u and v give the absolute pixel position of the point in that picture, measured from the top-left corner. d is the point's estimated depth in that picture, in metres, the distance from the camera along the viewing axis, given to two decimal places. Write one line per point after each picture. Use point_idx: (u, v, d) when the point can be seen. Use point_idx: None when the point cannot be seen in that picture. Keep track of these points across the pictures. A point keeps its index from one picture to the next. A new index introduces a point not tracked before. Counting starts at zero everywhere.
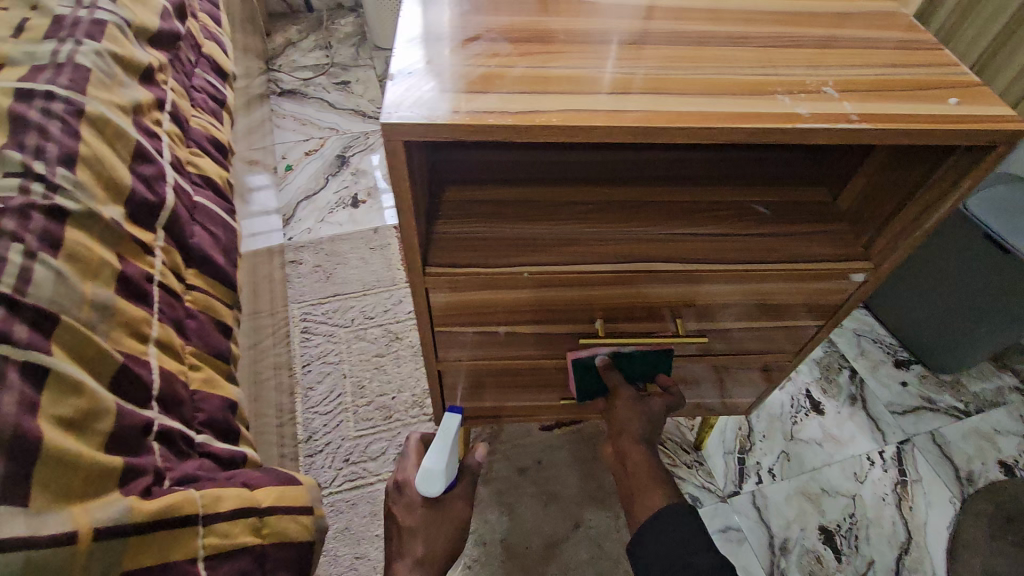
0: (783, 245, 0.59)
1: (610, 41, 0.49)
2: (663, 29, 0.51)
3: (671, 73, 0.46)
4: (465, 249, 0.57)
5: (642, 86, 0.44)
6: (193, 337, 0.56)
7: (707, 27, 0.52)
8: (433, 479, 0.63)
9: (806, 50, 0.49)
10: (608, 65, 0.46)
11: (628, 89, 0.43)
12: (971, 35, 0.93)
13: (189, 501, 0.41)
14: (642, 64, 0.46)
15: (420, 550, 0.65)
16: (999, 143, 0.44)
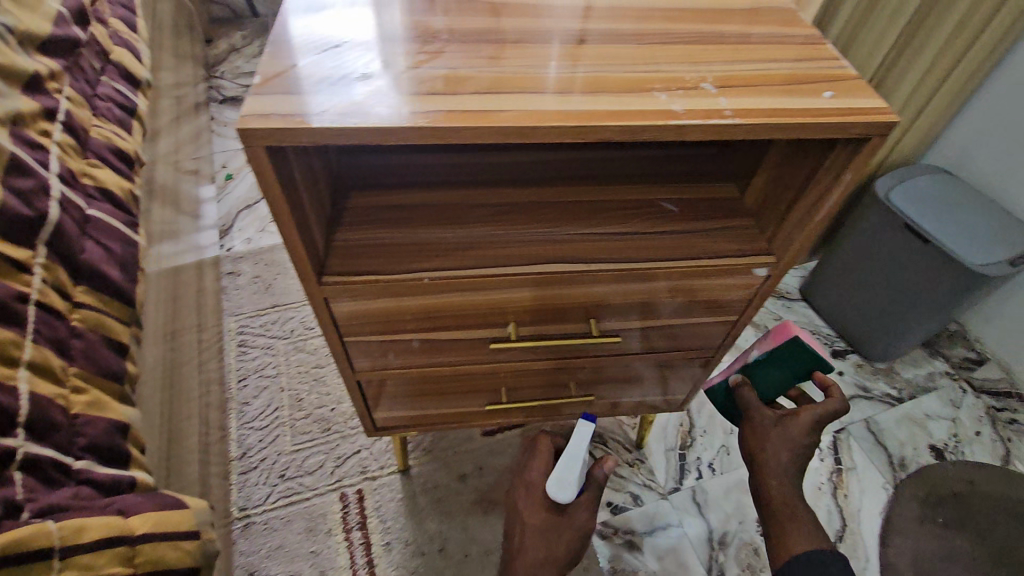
0: (685, 243, 0.60)
1: (550, 42, 0.49)
2: (599, 30, 0.52)
3: (611, 72, 0.46)
4: (366, 257, 0.56)
5: (548, 85, 0.44)
6: (79, 357, 0.53)
7: (619, 25, 0.53)
8: (564, 485, 0.67)
9: (691, 49, 0.50)
10: (549, 65, 0.47)
11: (498, 90, 0.44)
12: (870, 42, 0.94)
13: (44, 532, 0.39)
14: (582, 63, 0.47)
15: (546, 550, 0.72)
16: (874, 137, 0.45)
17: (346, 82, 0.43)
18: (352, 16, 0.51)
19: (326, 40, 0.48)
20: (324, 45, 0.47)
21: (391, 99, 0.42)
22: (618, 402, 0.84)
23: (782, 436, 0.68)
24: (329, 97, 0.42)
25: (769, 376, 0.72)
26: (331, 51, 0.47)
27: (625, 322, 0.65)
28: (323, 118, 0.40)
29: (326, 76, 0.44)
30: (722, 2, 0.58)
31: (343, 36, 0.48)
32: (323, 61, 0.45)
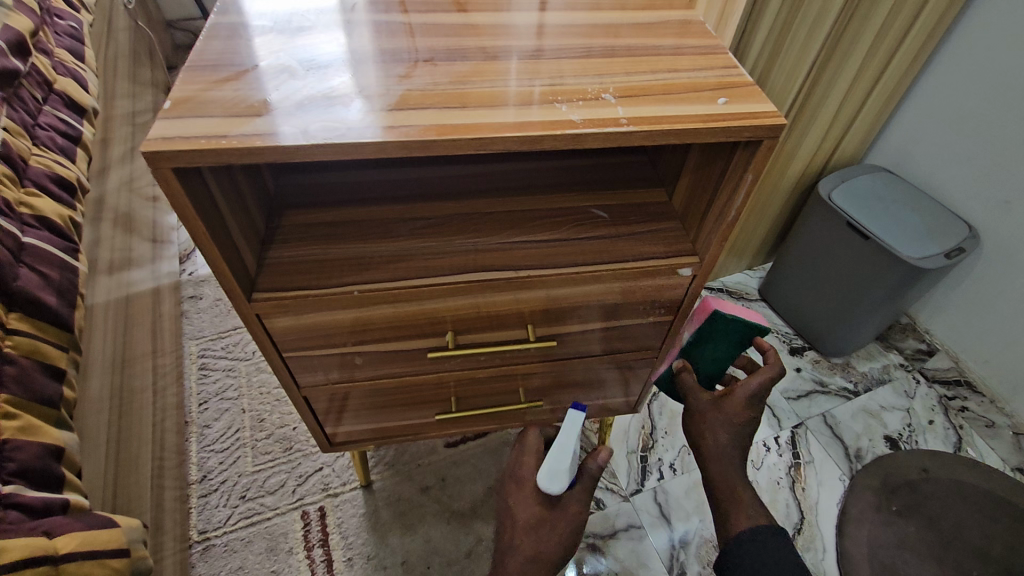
0: (611, 247, 0.62)
1: (511, 58, 0.52)
2: (559, 47, 0.55)
3: (471, 88, 0.48)
4: (298, 272, 0.57)
5: (429, 100, 0.47)
6: (11, 384, 0.53)
7: (541, 41, 0.55)
8: (556, 477, 0.68)
9: (598, 62, 0.53)
10: (510, 78, 0.50)
11: (409, 106, 0.46)
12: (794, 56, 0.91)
13: None
14: (540, 77, 0.50)
15: (533, 547, 0.69)
16: (766, 139, 0.47)
17: (320, 99, 0.46)
18: (324, 37, 0.53)
19: (296, 61, 0.50)
20: (291, 65, 0.50)
21: (302, 117, 0.44)
22: (573, 407, 0.86)
23: (719, 420, 0.67)
24: (301, 114, 0.44)
25: (707, 356, 0.75)
26: (298, 71, 0.49)
27: (562, 326, 0.67)
28: (285, 134, 0.42)
29: (302, 94, 0.46)
30: (644, 16, 0.61)
31: (314, 57, 0.51)
32: (293, 81, 0.48)
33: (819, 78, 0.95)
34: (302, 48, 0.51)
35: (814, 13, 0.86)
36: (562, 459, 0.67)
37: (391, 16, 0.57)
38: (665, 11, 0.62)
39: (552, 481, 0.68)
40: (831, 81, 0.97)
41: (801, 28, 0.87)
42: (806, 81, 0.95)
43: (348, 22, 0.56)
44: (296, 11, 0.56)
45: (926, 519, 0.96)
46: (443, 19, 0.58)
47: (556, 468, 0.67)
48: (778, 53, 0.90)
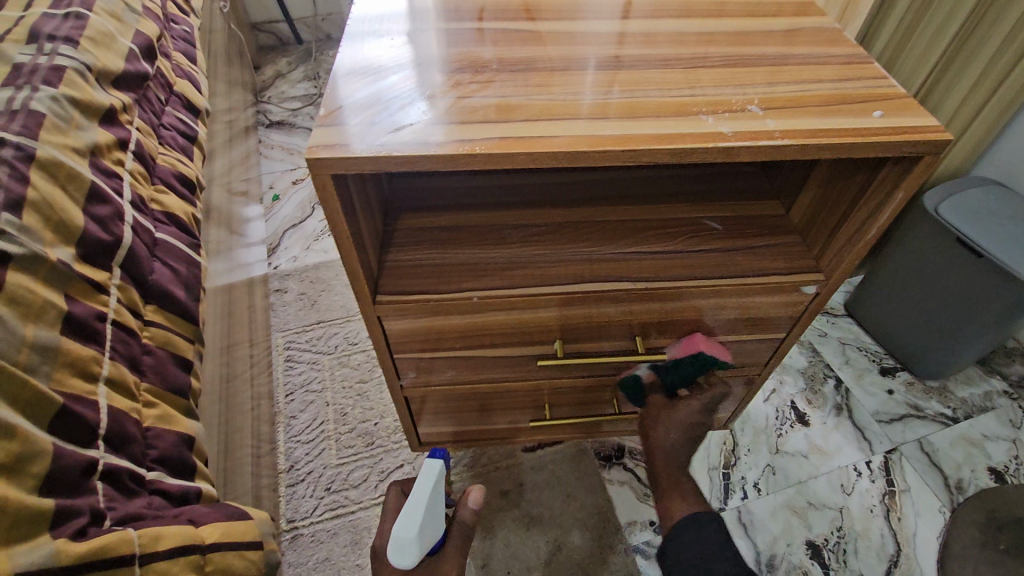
0: (732, 261, 0.60)
1: (588, 69, 0.52)
2: (633, 55, 0.55)
3: (597, 98, 0.48)
4: (419, 276, 0.58)
5: (620, 110, 0.47)
6: (149, 373, 0.57)
7: (635, 49, 0.56)
8: (405, 547, 0.63)
9: (763, 71, 0.53)
10: (587, 91, 0.49)
11: (607, 115, 0.46)
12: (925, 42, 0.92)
13: (127, 540, 0.40)
14: (617, 88, 0.50)
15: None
16: (928, 154, 0.45)
17: (383, 96, 0.48)
18: (381, 41, 0.55)
19: (338, 69, 0.52)
20: (340, 72, 0.51)
21: (444, 127, 0.45)
22: (667, 420, 0.84)
23: (671, 419, 0.67)
24: (363, 112, 0.46)
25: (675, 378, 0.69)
26: (348, 77, 0.51)
27: (669, 339, 0.66)
28: (361, 144, 0.43)
29: (357, 96, 0.48)
30: (748, 23, 0.61)
31: (359, 64, 0.52)
32: (346, 86, 0.50)
33: (940, 80, 0.95)
34: (352, 57, 0.53)
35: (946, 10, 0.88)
36: (415, 521, 0.64)
37: (516, 23, 0.59)
38: (770, 18, 0.62)
39: (404, 551, 0.63)
40: (955, 78, 0.94)
41: (932, 15, 0.90)
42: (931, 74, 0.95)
43: (469, 31, 0.57)
44: (364, 19, 0.59)
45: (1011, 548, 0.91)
46: (552, 26, 0.59)
47: (408, 534, 0.63)
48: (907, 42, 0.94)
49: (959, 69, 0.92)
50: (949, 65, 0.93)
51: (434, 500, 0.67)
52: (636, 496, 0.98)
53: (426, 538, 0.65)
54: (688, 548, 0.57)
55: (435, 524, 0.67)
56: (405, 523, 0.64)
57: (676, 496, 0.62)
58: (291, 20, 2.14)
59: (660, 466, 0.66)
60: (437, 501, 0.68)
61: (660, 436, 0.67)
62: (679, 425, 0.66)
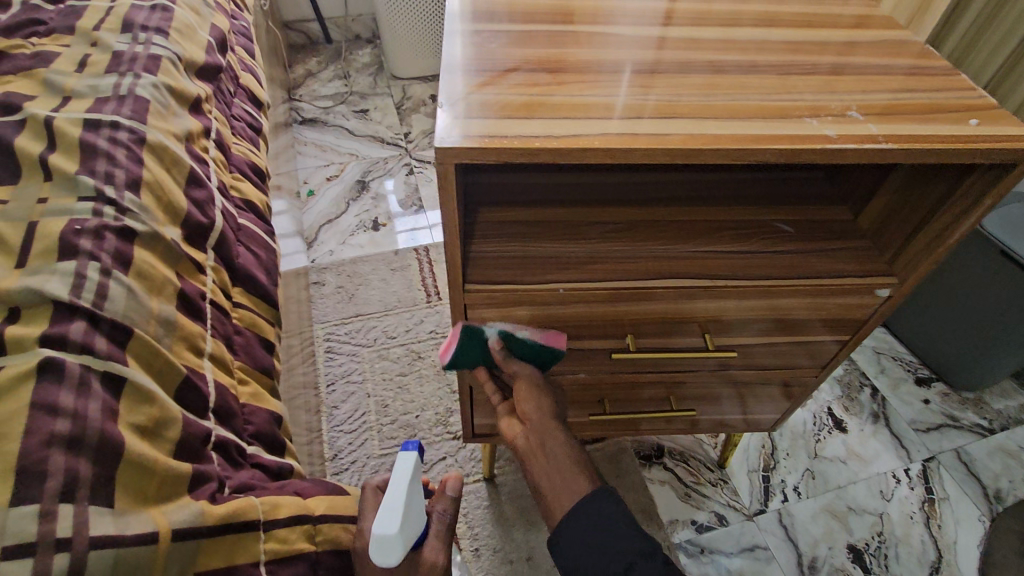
0: (805, 262, 0.61)
1: (622, 71, 0.54)
2: (712, 60, 0.57)
3: (682, 99, 0.50)
4: (503, 268, 0.60)
5: (665, 110, 0.49)
6: (241, 353, 0.59)
7: (719, 54, 0.58)
8: (388, 548, 0.46)
9: (822, 77, 0.54)
10: (615, 93, 0.51)
11: (639, 114, 0.48)
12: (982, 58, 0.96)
13: (251, 507, 0.42)
14: (649, 91, 0.51)
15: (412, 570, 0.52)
16: (1018, 163, 0.47)
17: (500, 94, 0.50)
18: None
19: (445, 66, 0.54)
20: (449, 69, 0.53)
21: (551, 121, 0.47)
22: (714, 420, 0.86)
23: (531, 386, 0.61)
24: (476, 106, 0.48)
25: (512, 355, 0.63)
26: None
27: (734, 338, 0.68)
28: (443, 138, 0.45)
29: (471, 92, 0.50)
30: (819, 33, 0.63)
31: (461, 61, 0.54)
32: (459, 82, 0.51)
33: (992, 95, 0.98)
34: (454, 55, 0.55)
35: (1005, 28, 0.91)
36: (395, 516, 0.48)
37: (599, 26, 0.61)
38: (844, 29, 0.64)
39: (384, 556, 0.46)
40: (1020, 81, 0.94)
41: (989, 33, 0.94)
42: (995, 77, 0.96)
43: (555, 32, 0.59)
44: (450, 17, 0.61)
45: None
46: (630, 30, 0.61)
47: (387, 531, 0.47)
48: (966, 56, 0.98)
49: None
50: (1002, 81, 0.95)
51: (413, 500, 0.52)
52: (676, 495, 0.99)
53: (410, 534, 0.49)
54: (582, 540, 0.51)
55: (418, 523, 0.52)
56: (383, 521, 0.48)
57: (571, 469, 0.55)
58: (322, 19, 2.17)
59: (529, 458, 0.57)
60: (417, 501, 0.53)
61: (531, 413, 0.59)
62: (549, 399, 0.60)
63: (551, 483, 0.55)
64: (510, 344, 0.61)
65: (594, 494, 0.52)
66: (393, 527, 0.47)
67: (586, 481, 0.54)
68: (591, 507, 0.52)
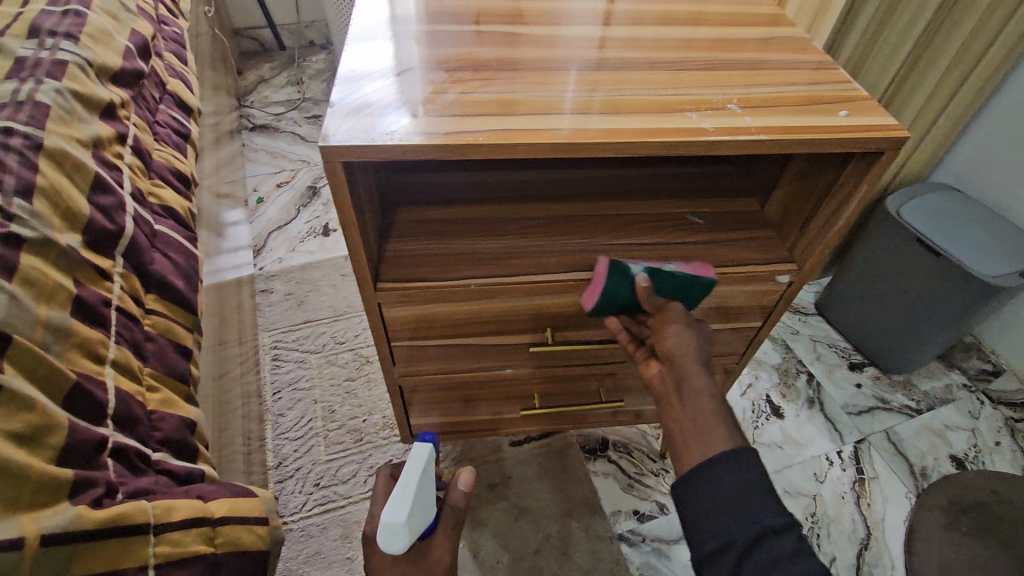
0: (712, 252, 0.64)
1: (535, 68, 0.56)
2: (617, 58, 0.59)
3: (626, 96, 0.52)
4: (417, 265, 0.60)
5: (606, 107, 0.51)
6: (151, 359, 0.58)
7: (624, 53, 0.60)
8: (395, 533, 0.59)
9: (741, 73, 0.57)
10: (535, 89, 0.53)
11: (590, 110, 0.50)
12: (880, 61, 0.98)
13: (140, 511, 0.42)
14: (603, 89, 0.53)
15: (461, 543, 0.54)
16: (887, 150, 0.50)
17: (394, 95, 0.51)
18: (375, 45, 0.58)
19: (356, 69, 0.55)
20: (346, 74, 0.54)
21: (445, 119, 0.48)
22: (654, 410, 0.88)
23: (675, 326, 0.57)
24: (399, 109, 0.50)
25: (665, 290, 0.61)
26: (362, 79, 0.53)
27: None
28: (341, 137, 0.46)
29: (364, 94, 0.51)
30: (721, 31, 0.66)
31: (359, 65, 0.55)
32: (350, 87, 0.52)
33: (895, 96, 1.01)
34: (382, 57, 0.56)
35: (902, 30, 0.94)
36: (405, 504, 0.60)
37: (509, 27, 0.63)
38: (749, 28, 0.67)
39: (393, 538, 0.58)
40: (915, 86, 1.00)
41: (887, 35, 0.95)
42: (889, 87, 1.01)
43: (466, 33, 0.61)
44: (382, 20, 0.62)
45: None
46: (547, 31, 0.63)
47: (397, 518, 0.59)
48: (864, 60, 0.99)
49: (919, 76, 0.98)
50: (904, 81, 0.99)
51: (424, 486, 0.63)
52: (620, 487, 1.00)
53: (417, 523, 0.61)
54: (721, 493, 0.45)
55: (424, 513, 0.63)
56: (394, 508, 0.60)
57: (709, 423, 0.50)
58: (274, 26, 2.15)
59: (671, 395, 0.54)
60: (425, 488, 0.64)
61: (669, 348, 0.56)
62: (697, 338, 0.56)
63: (684, 432, 0.50)
64: (658, 278, 0.60)
65: (739, 452, 0.46)
66: (402, 516, 0.58)
67: (728, 437, 0.48)
68: (737, 468, 0.46)
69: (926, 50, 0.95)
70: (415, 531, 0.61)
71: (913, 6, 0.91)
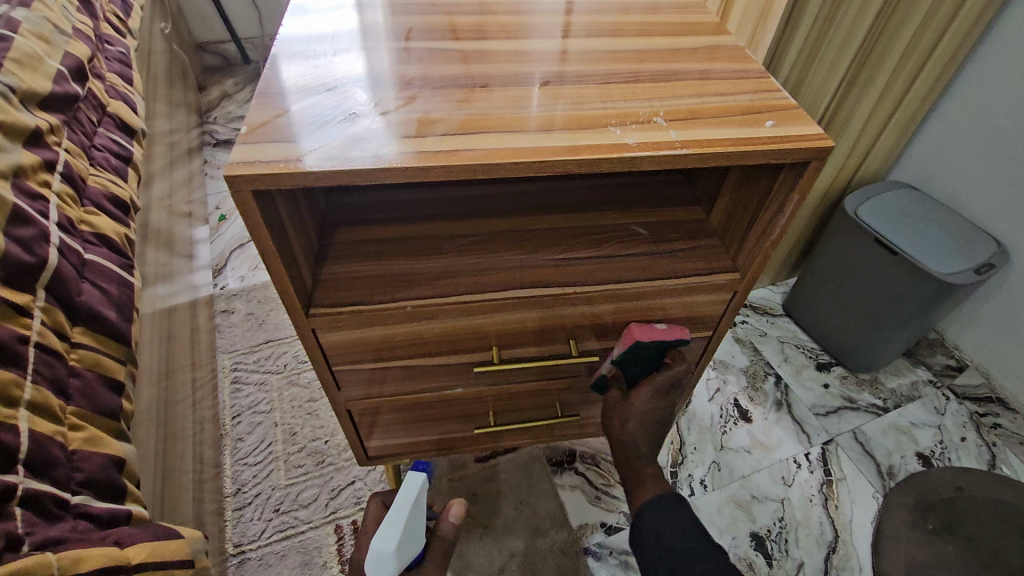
0: (654, 264, 0.63)
1: (465, 85, 0.55)
2: (551, 70, 0.58)
3: (590, 110, 0.52)
4: (352, 289, 0.59)
5: (565, 122, 0.50)
6: (76, 396, 0.56)
7: (559, 66, 0.59)
8: (381, 563, 0.58)
9: (688, 83, 0.57)
10: (469, 107, 0.52)
11: (552, 126, 0.49)
12: (827, 65, 0.95)
13: (44, 564, 0.40)
14: (564, 101, 0.53)
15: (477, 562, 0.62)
16: (815, 159, 0.50)
17: (316, 112, 0.50)
18: (347, 58, 0.58)
19: (332, 80, 0.55)
20: (286, 87, 0.54)
21: (368, 141, 0.47)
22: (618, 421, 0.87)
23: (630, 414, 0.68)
24: (376, 122, 0.50)
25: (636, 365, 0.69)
26: (337, 93, 0.53)
27: (599, 342, 0.69)
28: (314, 160, 0.45)
29: (283, 113, 0.50)
30: (660, 41, 0.65)
31: (333, 76, 0.55)
32: (311, 98, 0.52)
33: (849, 94, 0.99)
34: (353, 69, 0.57)
35: (845, 31, 0.90)
36: (394, 536, 0.59)
37: (444, 43, 0.62)
38: (687, 36, 0.66)
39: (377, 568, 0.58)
40: (865, 88, 0.98)
41: (830, 40, 0.92)
42: (838, 90, 0.98)
43: (398, 49, 0.60)
44: (347, 36, 0.62)
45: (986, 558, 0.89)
46: (484, 46, 0.62)
47: (385, 549, 0.58)
48: (812, 64, 0.95)
49: (869, 77, 0.96)
50: (856, 80, 0.96)
51: (417, 514, 0.61)
52: (587, 500, 0.99)
53: (404, 553, 0.60)
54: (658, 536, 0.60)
55: (413, 540, 0.62)
56: (382, 538, 0.59)
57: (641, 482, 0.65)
58: (238, 40, 2.12)
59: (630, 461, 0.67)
60: (418, 514, 0.62)
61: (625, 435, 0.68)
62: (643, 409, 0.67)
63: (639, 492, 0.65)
64: (664, 291, 0.62)
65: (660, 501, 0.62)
66: (391, 547, 0.58)
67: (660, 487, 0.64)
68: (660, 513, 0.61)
69: (875, 47, 0.92)
70: (402, 559, 0.60)
71: (854, 10, 0.87)
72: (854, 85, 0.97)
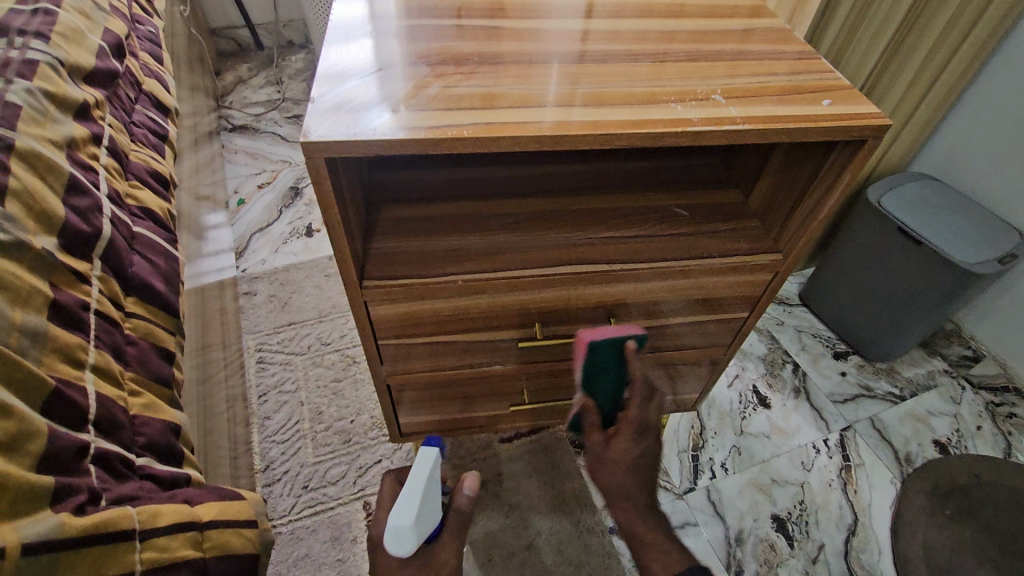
0: (695, 244, 0.64)
1: (519, 62, 0.56)
2: (599, 50, 0.59)
3: (609, 88, 0.53)
4: (402, 262, 0.60)
5: (585, 99, 0.51)
6: (133, 363, 0.57)
7: (608, 46, 0.60)
8: (401, 537, 0.59)
9: (720, 64, 0.58)
10: (524, 83, 0.53)
11: (572, 102, 0.50)
12: (863, 48, 0.95)
13: (124, 516, 0.42)
14: (582, 81, 0.53)
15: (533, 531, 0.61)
16: (869, 137, 0.51)
17: (363, 90, 0.51)
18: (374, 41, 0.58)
19: (383, 61, 0.55)
20: (338, 63, 0.55)
21: (428, 113, 0.48)
22: None
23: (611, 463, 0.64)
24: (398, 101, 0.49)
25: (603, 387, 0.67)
26: (384, 73, 0.53)
27: (636, 322, 0.70)
28: (319, 132, 0.45)
29: (341, 87, 0.51)
30: (708, 23, 0.66)
31: (385, 57, 0.56)
32: (359, 75, 0.53)
33: (880, 79, 1.00)
34: (385, 49, 0.57)
35: (884, 13, 0.90)
36: (410, 510, 0.60)
37: (490, 21, 0.62)
38: (728, 19, 0.67)
39: (399, 543, 0.59)
40: (895, 74, 0.99)
41: (868, 22, 0.92)
42: (871, 76, 0.99)
43: (446, 27, 0.61)
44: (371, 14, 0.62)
45: (1003, 540, 0.93)
46: (528, 25, 0.62)
47: (403, 522, 0.59)
48: (846, 48, 0.95)
49: (901, 61, 0.97)
50: (889, 63, 0.97)
51: (430, 489, 0.63)
52: None
53: (422, 526, 0.61)
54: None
55: (432, 514, 0.63)
56: (399, 513, 0.60)
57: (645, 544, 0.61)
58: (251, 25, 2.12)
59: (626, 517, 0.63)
60: (432, 488, 0.63)
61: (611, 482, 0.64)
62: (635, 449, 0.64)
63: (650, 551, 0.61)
64: (707, 269, 0.63)
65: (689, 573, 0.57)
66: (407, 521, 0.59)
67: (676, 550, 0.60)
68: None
69: (911, 30, 0.93)
70: (423, 532, 0.61)
71: None
72: (886, 70, 0.98)
